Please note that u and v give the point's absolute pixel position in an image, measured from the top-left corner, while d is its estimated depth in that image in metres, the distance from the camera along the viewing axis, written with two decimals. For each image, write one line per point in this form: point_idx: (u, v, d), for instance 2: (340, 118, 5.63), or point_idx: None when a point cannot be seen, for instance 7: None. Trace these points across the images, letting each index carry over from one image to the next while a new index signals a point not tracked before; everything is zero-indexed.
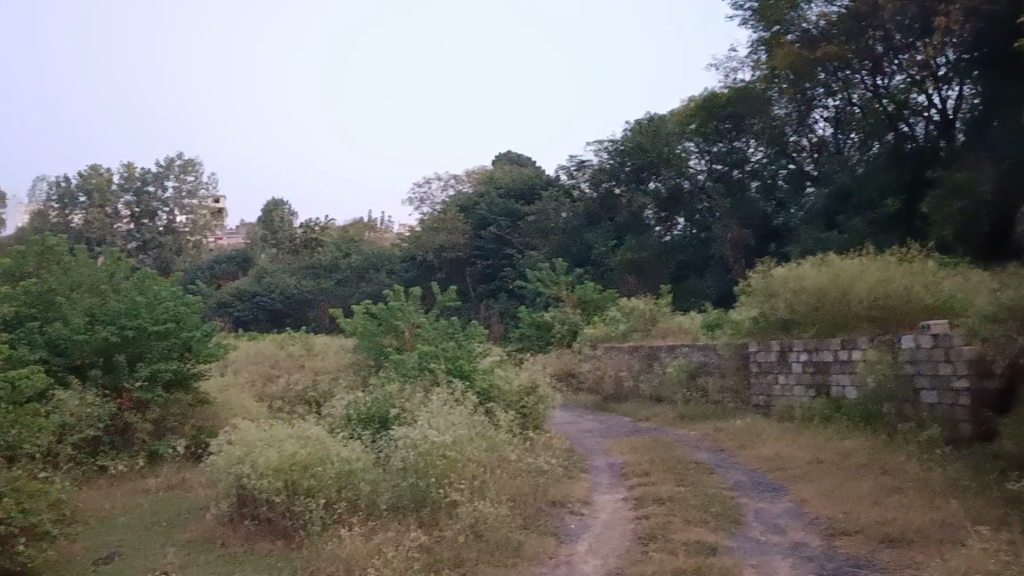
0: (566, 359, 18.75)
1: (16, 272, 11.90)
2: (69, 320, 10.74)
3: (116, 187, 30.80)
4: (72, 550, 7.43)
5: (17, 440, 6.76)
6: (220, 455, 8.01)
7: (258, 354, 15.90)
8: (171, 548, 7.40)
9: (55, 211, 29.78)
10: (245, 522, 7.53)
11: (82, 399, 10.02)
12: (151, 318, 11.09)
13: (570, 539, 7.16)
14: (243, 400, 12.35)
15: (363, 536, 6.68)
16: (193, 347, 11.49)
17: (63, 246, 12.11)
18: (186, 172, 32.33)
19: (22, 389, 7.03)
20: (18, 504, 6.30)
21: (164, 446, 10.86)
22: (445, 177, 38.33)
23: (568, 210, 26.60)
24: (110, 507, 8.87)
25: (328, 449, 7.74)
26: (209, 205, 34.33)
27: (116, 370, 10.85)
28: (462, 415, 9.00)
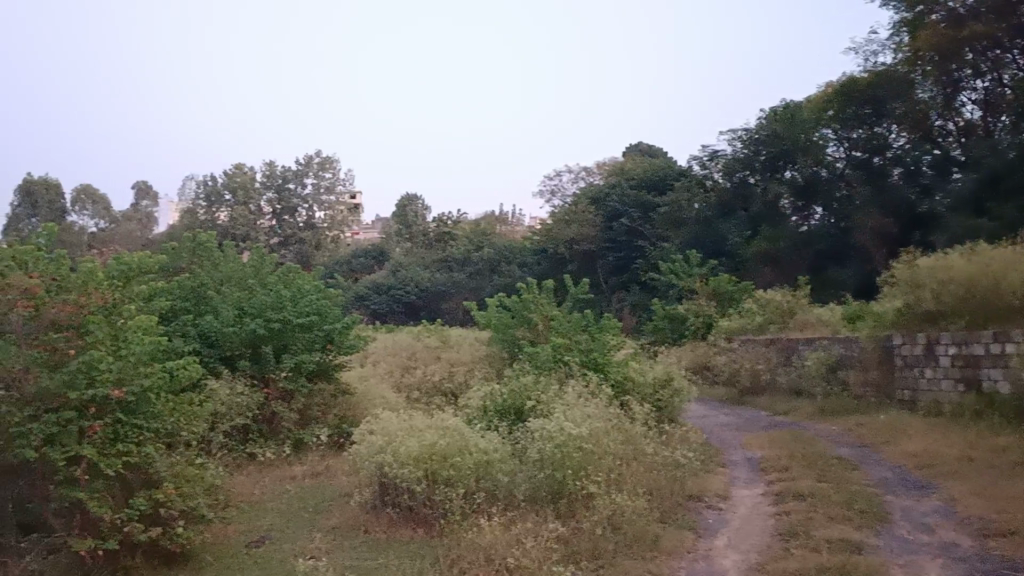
0: (700, 352, 18.50)
1: (171, 268, 12.50)
2: (220, 313, 11.21)
3: (258, 185, 31.94)
4: (227, 532, 7.77)
5: (176, 427, 7.10)
6: (363, 444, 8.22)
7: (396, 346, 16.26)
8: (318, 533, 7.66)
9: (203, 209, 31.11)
10: (388, 510, 7.71)
11: (232, 388, 10.48)
12: (295, 311, 11.47)
13: (708, 533, 7.09)
14: (383, 391, 12.66)
15: (503, 525, 6.75)
16: (335, 339, 11.85)
17: (212, 242, 12.70)
18: (324, 168, 33.24)
19: (178, 378, 7.36)
20: (177, 488, 6.66)
21: (308, 434, 11.22)
22: (575, 169, 38.30)
23: (700, 200, 26.01)
24: (260, 492, 9.24)
25: (467, 440, 7.83)
26: (346, 201, 35.22)
27: (263, 361, 11.28)
28: (598, 408, 8.99)
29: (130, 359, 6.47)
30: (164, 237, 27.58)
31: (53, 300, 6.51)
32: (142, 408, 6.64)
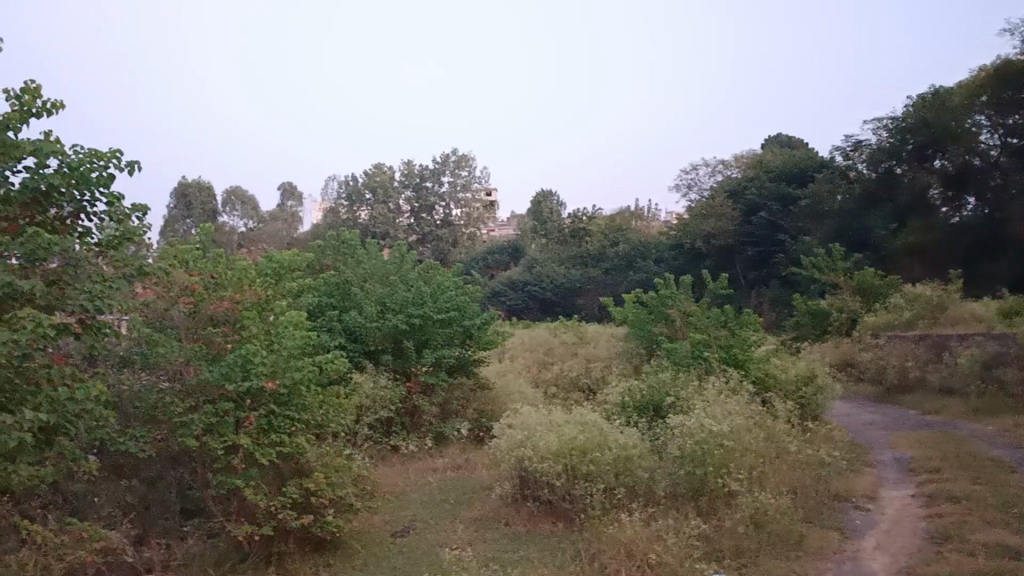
0: (845, 348, 17.98)
1: (317, 266, 12.97)
2: (363, 308, 11.55)
3: (397, 184, 32.72)
4: (375, 522, 8.01)
5: (325, 418, 7.37)
6: (503, 437, 8.33)
7: (534, 341, 16.41)
8: (461, 525, 7.82)
9: (345, 209, 32.15)
10: (528, 504, 7.79)
11: (376, 382, 10.79)
12: (435, 307, 11.70)
13: (856, 534, 6.91)
14: (521, 386, 12.79)
15: (644, 521, 6.73)
16: (474, 334, 12.04)
17: (356, 240, 13.13)
18: (460, 167, 33.71)
19: (327, 372, 7.62)
20: (327, 478, 6.92)
21: (449, 427, 11.43)
22: (712, 162, 37.71)
23: (843, 191, 25.22)
24: (403, 484, 9.48)
25: (607, 435, 7.81)
26: (483, 198, 35.64)
27: (405, 356, 11.58)
28: (739, 405, 8.85)
29: (283, 353, 6.71)
30: (308, 235, 28.52)
31: (212, 295, 6.85)
32: (294, 400, 6.89)
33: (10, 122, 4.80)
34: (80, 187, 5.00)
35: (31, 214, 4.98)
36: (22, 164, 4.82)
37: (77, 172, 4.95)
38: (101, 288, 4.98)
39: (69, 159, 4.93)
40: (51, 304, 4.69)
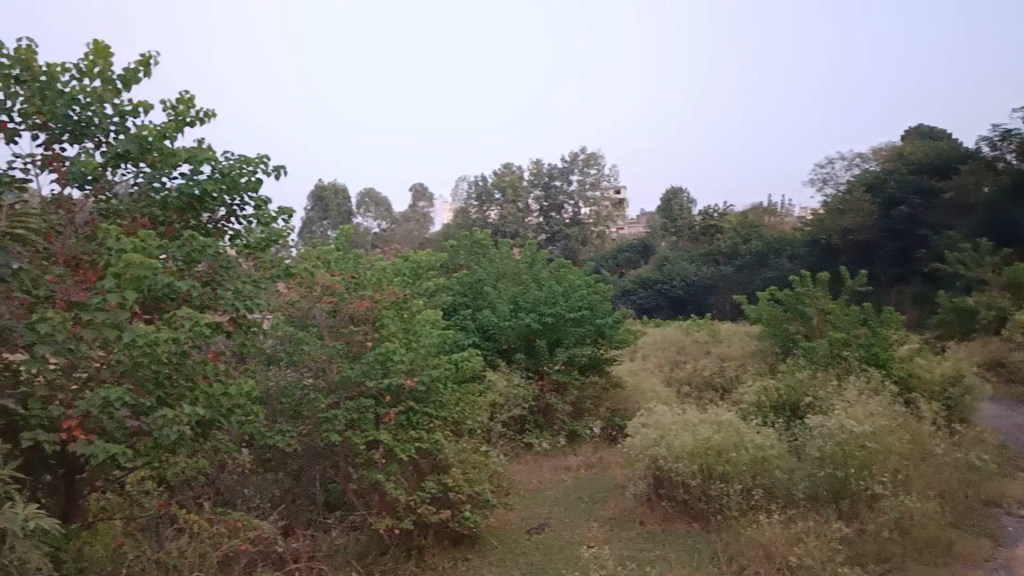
0: (993, 347, 17.20)
1: (451, 265, 13.23)
2: (497, 307, 11.70)
3: (526, 183, 32.98)
4: (511, 518, 8.11)
5: (461, 415, 7.52)
6: (638, 435, 8.29)
7: (665, 340, 16.29)
8: (595, 523, 7.84)
9: (475, 208, 32.66)
10: (663, 503, 7.77)
11: (509, 380, 10.91)
12: (568, 306, 11.70)
13: (1009, 541, 6.65)
14: (653, 385, 12.71)
15: (783, 523, 6.60)
16: (606, 333, 12.03)
17: (488, 240, 13.31)
18: (589, 165, 33.62)
19: (463, 370, 7.75)
20: (464, 473, 7.05)
21: (582, 426, 11.43)
22: (849, 155, 36.61)
23: (990, 183, 23.56)
24: (537, 481, 9.56)
25: (744, 436, 7.67)
26: (612, 196, 35.50)
27: (537, 355, 11.67)
28: (882, 405, 8.58)
29: (420, 351, 6.88)
30: (439, 235, 28.97)
31: (352, 295, 7.06)
32: (432, 397, 7.07)
33: (166, 131, 5.05)
34: (230, 192, 5.23)
35: (186, 218, 5.23)
36: (176, 170, 5.07)
37: (227, 177, 5.18)
38: (249, 287, 5.20)
39: (220, 165, 5.17)
40: (205, 305, 4.88)
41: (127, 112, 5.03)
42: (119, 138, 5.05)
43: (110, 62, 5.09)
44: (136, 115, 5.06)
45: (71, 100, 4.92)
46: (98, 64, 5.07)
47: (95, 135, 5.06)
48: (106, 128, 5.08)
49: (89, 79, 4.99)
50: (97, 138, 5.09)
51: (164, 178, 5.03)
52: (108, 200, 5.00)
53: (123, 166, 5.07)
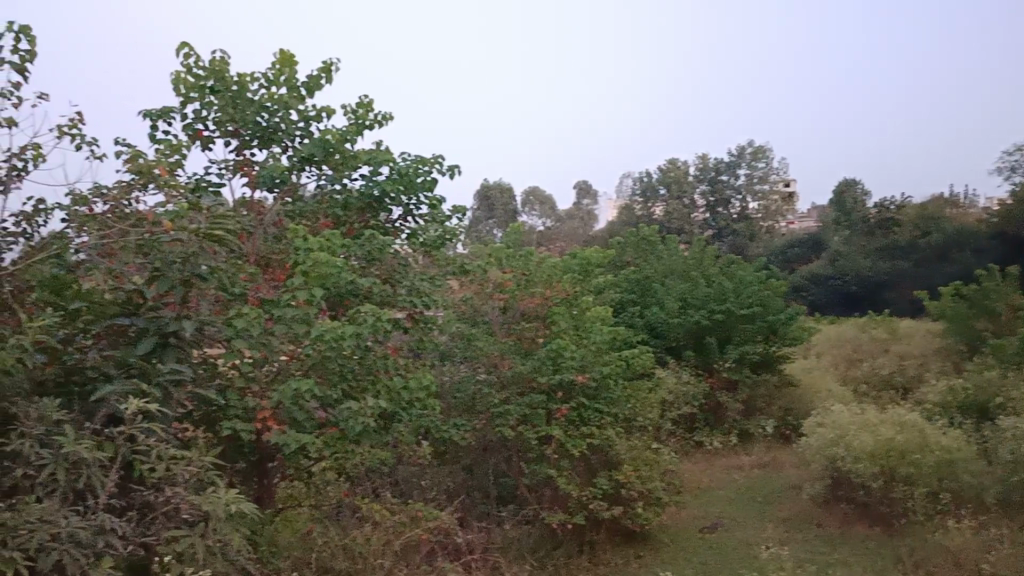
0: None
1: (618, 261, 13.22)
2: (665, 304, 11.60)
3: (692, 178, 32.49)
4: (684, 517, 8.06)
5: (633, 411, 7.52)
6: (813, 434, 8.03)
7: (842, 336, 15.77)
8: (771, 524, 7.68)
9: (640, 205, 32.39)
10: (841, 505, 7.56)
11: (678, 377, 10.80)
12: (739, 302, 11.46)
13: None
14: (828, 383, 12.31)
15: (973, 529, 6.30)
16: (778, 330, 11.74)
17: (656, 236, 13.20)
18: (757, 158, 32.80)
19: (635, 367, 7.72)
20: (635, 470, 7.05)
21: (754, 425, 11.22)
22: None
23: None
24: (708, 480, 9.45)
25: (928, 435, 7.28)
26: (781, 189, 34.53)
27: (707, 352, 11.52)
28: None
29: (591, 348, 6.91)
30: (604, 233, 28.87)
31: (523, 292, 7.15)
32: (603, 393, 7.09)
33: (348, 134, 5.26)
34: (408, 192, 5.41)
35: (366, 217, 5.43)
36: (357, 171, 5.27)
37: (405, 177, 5.34)
38: (426, 284, 5.37)
39: (398, 166, 5.34)
40: (384, 301, 5.05)
41: (310, 118, 5.27)
42: (304, 142, 5.29)
43: (295, 69, 5.34)
44: (320, 120, 5.30)
45: (260, 107, 5.19)
46: (284, 72, 5.32)
47: (283, 140, 5.31)
48: (292, 134, 5.32)
49: (276, 87, 5.25)
50: (284, 143, 5.34)
51: (346, 179, 5.23)
52: (295, 201, 5.24)
53: (308, 169, 5.30)
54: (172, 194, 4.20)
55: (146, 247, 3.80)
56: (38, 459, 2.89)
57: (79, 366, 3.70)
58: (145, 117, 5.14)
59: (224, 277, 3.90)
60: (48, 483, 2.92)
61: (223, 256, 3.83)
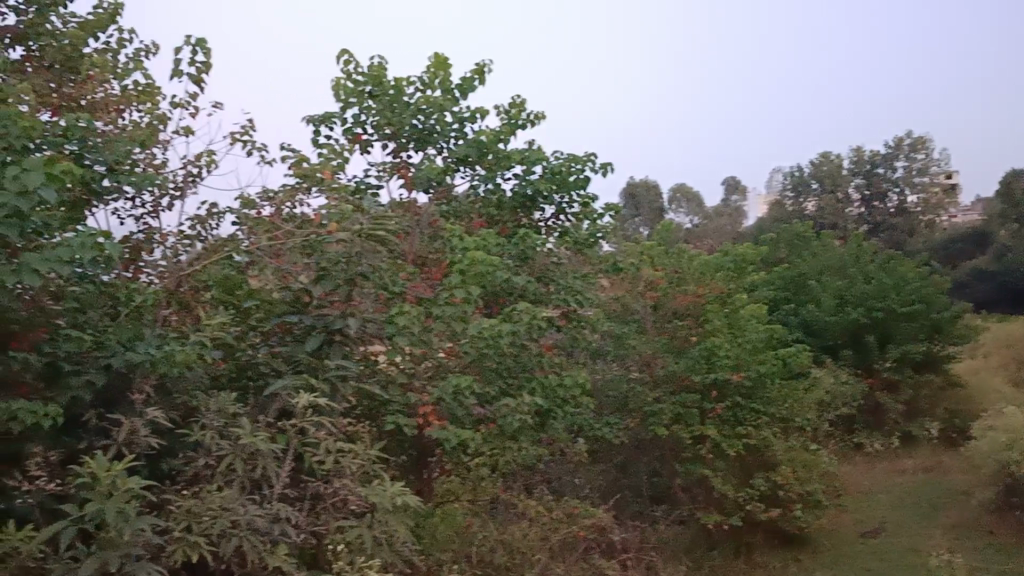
0: None
1: (771, 258, 12.91)
2: (821, 302, 11.26)
3: (847, 172, 31.39)
4: (845, 521, 7.83)
5: (791, 412, 7.34)
6: (984, 437, 7.64)
7: (1012, 334, 14.95)
8: (937, 531, 7.38)
9: (791, 200, 31.53)
10: (1015, 513, 7.18)
11: (836, 377, 10.48)
12: (900, 300, 11.03)
13: None
14: (997, 385, 11.70)
15: None
16: (943, 328, 11.23)
17: (810, 232, 12.82)
18: (917, 149, 31.43)
19: (792, 365, 7.54)
20: (794, 472, 6.90)
21: (917, 428, 10.79)
22: None
23: None
24: (869, 483, 9.14)
25: None
26: (943, 182, 32.99)
27: (866, 351, 11.13)
28: None
29: (746, 346, 6.79)
30: (754, 229, 28.21)
31: (675, 290, 7.08)
32: (759, 392, 6.95)
33: (501, 133, 5.32)
34: (560, 190, 5.43)
35: (520, 217, 5.50)
36: (511, 171, 5.33)
37: (558, 176, 5.38)
38: (580, 283, 5.39)
39: (551, 164, 5.38)
40: (539, 299, 5.10)
41: (465, 119, 5.36)
42: (459, 143, 5.38)
43: (450, 72, 5.44)
44: (474, 121, 5.38)
45: (415, 110, 5.31)
46: (438, 75, 5.44)
47: (438, 141, 5.40)
48: (447, 135, 5.41)
49: (430, 89, 5.36)
50: (439, 144, 5.43)
51: (500, 179, 5.31)
52: (449, 202, 5.33)
53: (461, 170, 5.39)
54: (334, 196, 4.35)
55: (309, 247, 3.94)
56: (217, 449, 3.04)
57: (250, 362, 3.87)
58: (308, 122, 5.34)
59: (386, 276, 4.01)
60: (227, 473, 3.07)
61: (384, 255, 3.92)
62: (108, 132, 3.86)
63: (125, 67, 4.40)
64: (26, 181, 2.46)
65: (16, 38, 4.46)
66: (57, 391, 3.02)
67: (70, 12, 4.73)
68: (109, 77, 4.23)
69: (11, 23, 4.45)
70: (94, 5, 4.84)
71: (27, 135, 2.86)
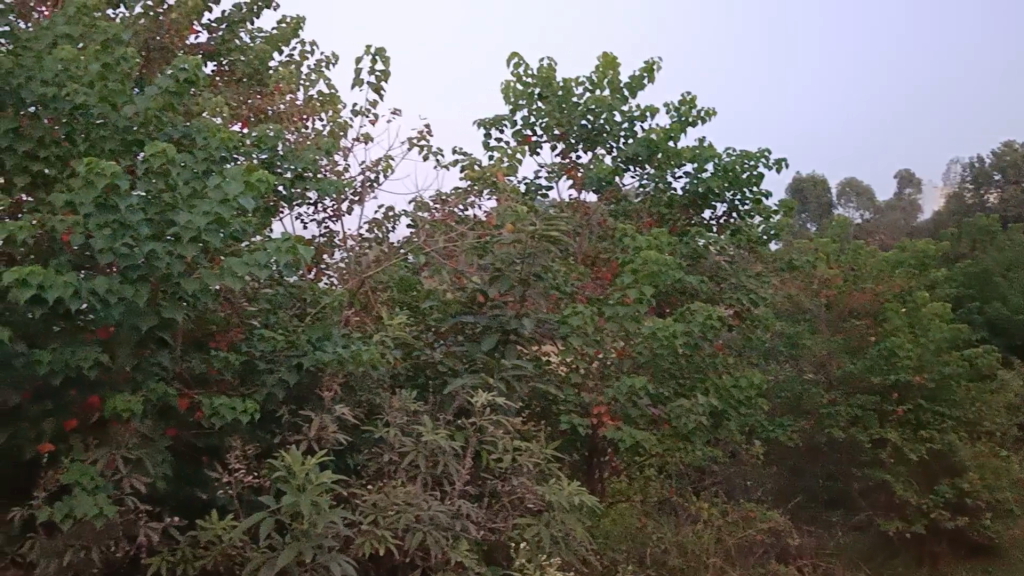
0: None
1: (952, 253, 12.31)
2: (1009, 298, 10.67)
3: None
4: None
5: (979, 415, 6.99)
6: None
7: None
8: None
9: None
10: None
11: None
12: None
13: None
14: None
15: None
16: None
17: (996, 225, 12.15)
18: None
19: (980, 366, 7.17)
20: (983, 479, 6.57)
21: None
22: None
23: None
24: None
25: None
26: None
27: None
28: None
29: (929, 346, 6.50)
30: (931, 223, 26.94)
31: (852, 288, 6.86)
32: (944, 395, 6.64)
33: (671, 131, 5.27)
34: (733, 187, 5.34)
35: (691, 215, 5.44)
36: (682, 169, 5.29)
37: (730, 173, 5.29)
38: (753, 281, 5.29)
39: (722, 161, 5.29)
40: (712, 298, 5.03)
41: (634, 118, 5.34)
42: (628, 142, 5.36)
43: (618, 72, 5.43)
44: (643, 120, 5.36)
45: (584, 110, 5.32)
46: (607, 75, 5.44)
47: (607, 140, 5.39)
48: (617, 135, 5.40)
49: (599, 89, 5.37)
50: (608, 144, 5.42)
51: (670, 177, 5.27)
52: (618, 202, 5.32)
53: (631, 169, 5.38)
54: (506, 197, 4.41)
55: (481, 248, 4.01)
56: (401, 446, 3.15)
57: (429, 361, 3.98)
58: (480, 126, 5.44)
59: (559, 277, 4.04)
60: (410, 469, 3.16)
61: (557, 256, 3.94)
62: (295, 141, 4.05)
63: (308, 78, 4.60)
64: (228, 190, 2.62)
65: (209, 54, 4.73)
66: (253, 387, 3.19)
67: (258, 28, 5.00)
68: (295, 89, 4.43)
69: (205, 41, 4.75)
70: (278, 20, 5.09)
71: (226, 146, 3.02)
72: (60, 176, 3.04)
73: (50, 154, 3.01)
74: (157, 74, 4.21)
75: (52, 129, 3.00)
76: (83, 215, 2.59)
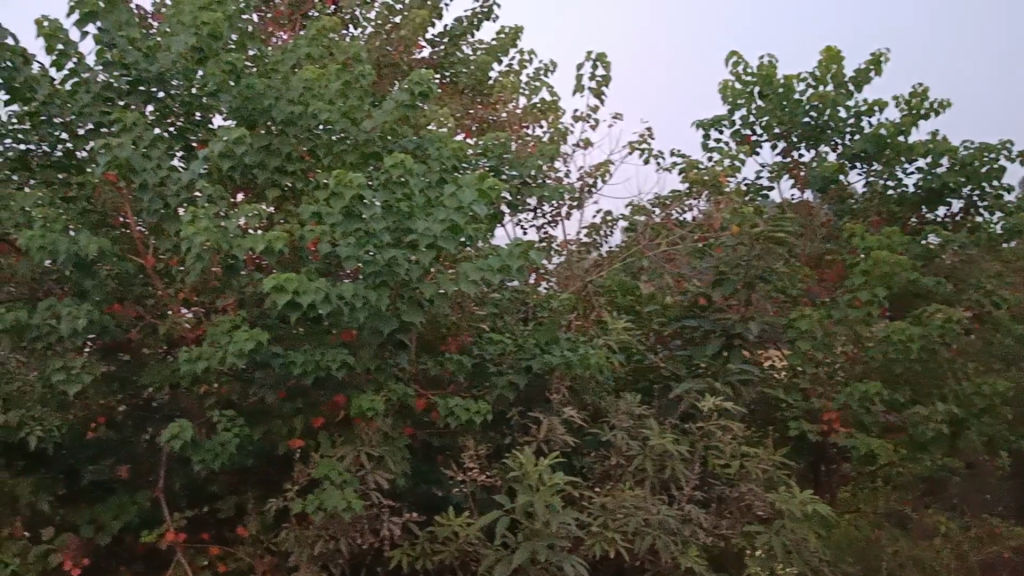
0: None
1: None
2: None
3: None
4: None
5: None
6: None
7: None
8: None
9: None
10: None
11: None
12: None
13: None
14: None
15: None
16: None
17: None
18: None
19: None
20: None
21: None
22: None
23: None
24: None
25: None
26: None
27: None
28: None
29: None
30: None
31: None
32: None
33: (902, 125, 5.03)
34: (970, 182, 5.04)
35: (922, 212, 5.19)
36: (914, 164, 5.05)
37: (966, 167, 5.00)
38: (994, 282, 4.97)
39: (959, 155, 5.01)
40: (949, 300, 4.76)
41: (860, 112, 5.14)
42: (854, 138, 5.17)
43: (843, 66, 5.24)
44: (871, 114, 5.15)
45: (807, 107, 5.16)
46: (831, 70, 5.26)
47: (832, 137, 5.21)
48: (842, 130, 5.21)
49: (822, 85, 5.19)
50: (833, 141, 5.23)
51: (901, 173, 5.04)
52: (844, 201, 5.13)
53: (857, 166, 5.19)
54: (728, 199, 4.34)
55: (702, 251, 3.96)
56: (628, 449, 3.17)
57: (652, 364, 3.98)
58: (698, 127, 5.38)
59: (786, 279, 3.93)
60: (637, 473, 3.18)
61: (783, 258, 3.84)
62: (518, 149, 4.14)
63: (529, 86, 4.68)
64: (462, 197, 2.71)
65: (433, 68, 4.90)
66: (484, 389, 3.28)
67: (479, 40, 5.13)
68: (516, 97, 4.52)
69: (429, 55, 4.91)
70: (498, 31, 5.21)
71: (455, 155, 3.13)
72: (305, 189, 3.24)
73: (297, 168, 3.22)
74: (388, 88, 4.40)
75: (297, 146, 3.20)
76: (330, 224, 2.72)
